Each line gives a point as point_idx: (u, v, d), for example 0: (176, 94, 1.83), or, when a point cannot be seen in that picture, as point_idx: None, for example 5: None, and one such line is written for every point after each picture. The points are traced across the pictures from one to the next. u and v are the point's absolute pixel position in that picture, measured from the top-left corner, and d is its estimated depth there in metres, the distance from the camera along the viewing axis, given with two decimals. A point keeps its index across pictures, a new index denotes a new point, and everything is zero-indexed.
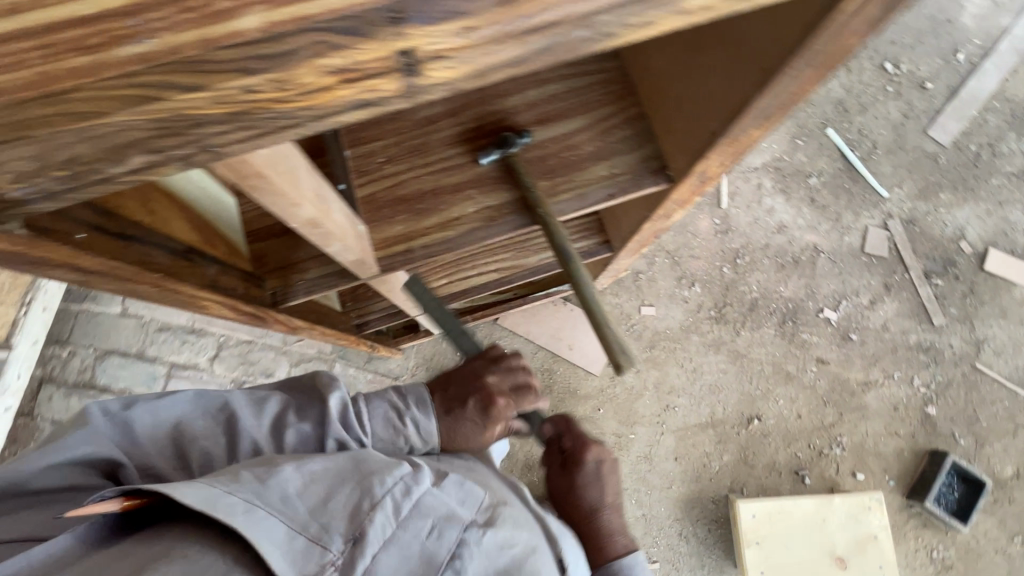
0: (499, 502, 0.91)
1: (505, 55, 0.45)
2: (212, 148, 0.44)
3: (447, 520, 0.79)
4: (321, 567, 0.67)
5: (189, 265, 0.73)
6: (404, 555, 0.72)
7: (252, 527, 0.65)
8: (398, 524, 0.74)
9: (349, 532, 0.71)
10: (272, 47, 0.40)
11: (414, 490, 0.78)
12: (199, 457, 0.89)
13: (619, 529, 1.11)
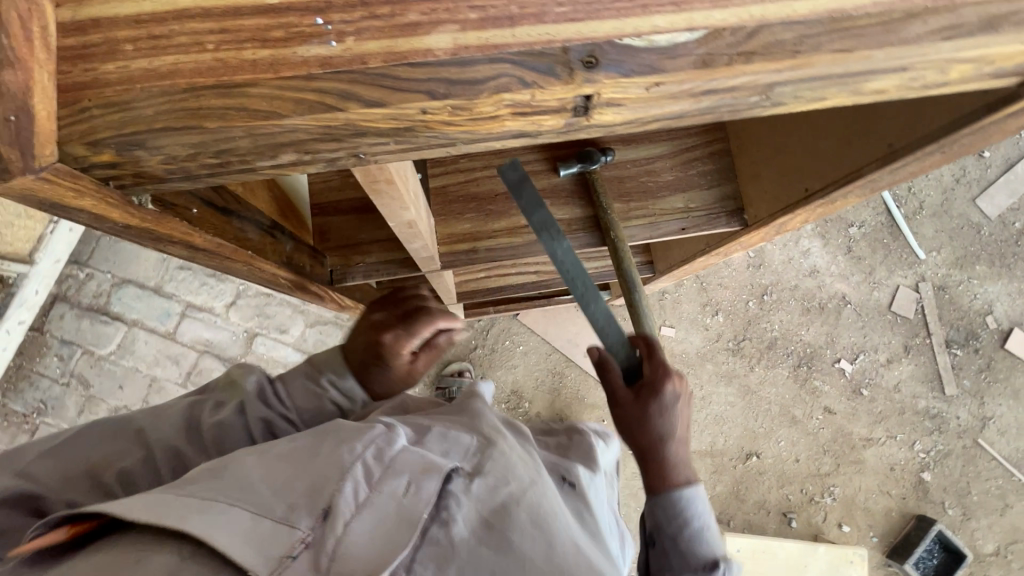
0: (496, 439, 0.71)
1: (675, 110, 0.43)
2: (360, 156, 0.43)
3: (424, 472, 0.61)
4: (289, 549, 0.52)
5: (272, 241, 0.72)
6: (381, 520, 0.56)
7: (208, 520, 0.51)
8: (372, 487, 0.58)
9: (317, 504, 0.55)
10: (460, 73, 0.38)
11: (382, 447, 0.62)
12: (117, 478, 0.69)
13: (684, 464, 0.78)
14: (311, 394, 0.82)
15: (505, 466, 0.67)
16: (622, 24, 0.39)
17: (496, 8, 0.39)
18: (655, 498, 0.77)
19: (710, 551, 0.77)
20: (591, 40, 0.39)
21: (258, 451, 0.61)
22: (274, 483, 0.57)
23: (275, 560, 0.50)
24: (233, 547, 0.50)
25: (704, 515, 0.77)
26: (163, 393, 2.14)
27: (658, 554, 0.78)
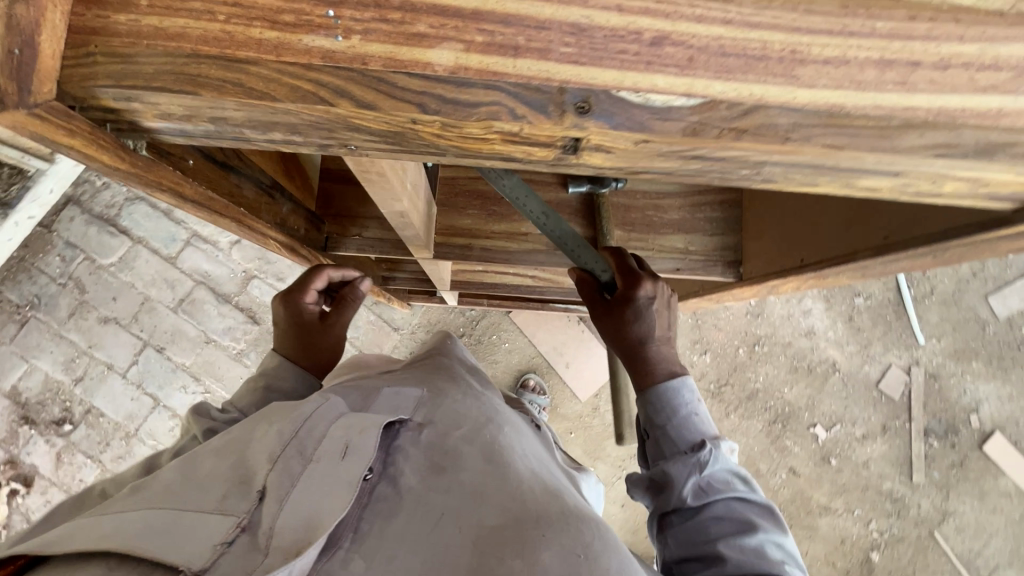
0: (440, 399, 0.71)
1: (653, 165, 0.45)
2: (352, 147, 0.45)
3: (362, 432, 0.58)
4: (222, 536, 0.46)
5: (268, 200, 0.74)
6: (324, 484, 0.52)
7: (127, 526, 0.45)
8: (309, 459, 0.54)
9: (250, 491, 0.50)
10: (456, 93, 0.39)
11: (313, 420, 0.58)
12: None
13: (665, 360, 0.89)
14: (250, 389, 0.83)
15: (450, 420, 0.67)
16: (622, 77, 0.40)
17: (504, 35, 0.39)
18: (643, 392, 0.88)
19: (698, 431, 0.84)
20: (587, 86, 0.40)
21: (184, 459, 0.55)
22: (203, 482, 0.51)
23: (211, 548, 0.44)
24: (161, 543, 0.43)
25: (690, 401, 0.86)
26: (153, 313, 2.17)
27: (653, 443, 0.87)
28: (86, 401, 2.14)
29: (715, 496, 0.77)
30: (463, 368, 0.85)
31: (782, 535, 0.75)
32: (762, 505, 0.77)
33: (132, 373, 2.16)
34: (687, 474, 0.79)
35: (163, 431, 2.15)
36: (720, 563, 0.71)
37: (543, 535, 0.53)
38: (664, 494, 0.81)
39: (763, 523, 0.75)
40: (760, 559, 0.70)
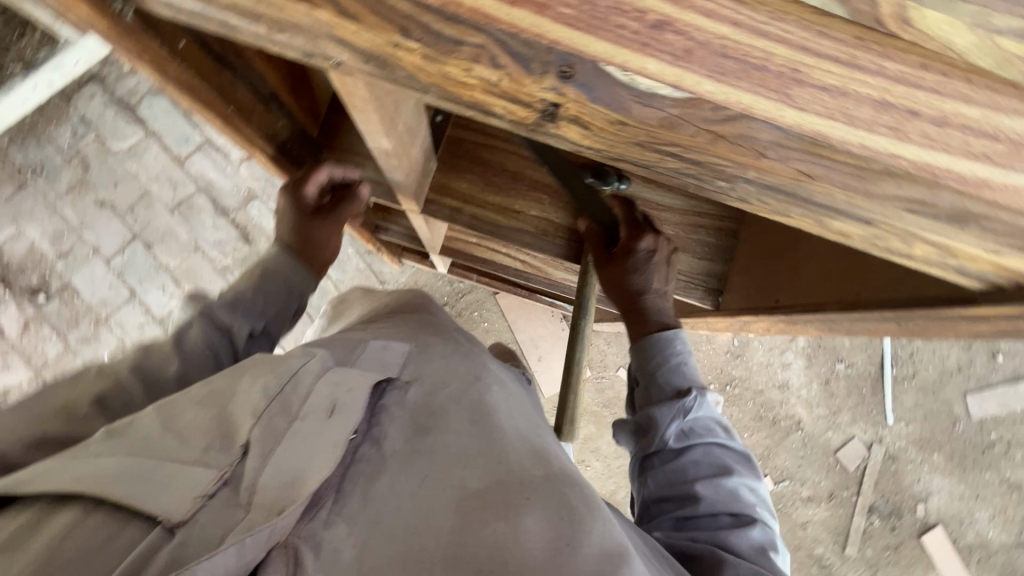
0: (430, 355, 0.64)
1: (630, 153, 0.45)
2: (335, 64, 0.44)
3: (349, 390, 0.52)
4: (205, 488, 0.42)
5: (262, 108, 0.76)
6: (306, 445, 0.46)
7: (111, 476, 0.42)
8: (295, 416, 0.47)
9: (233, 444, 0.45)
10: (441, 26, 0.38)
11: (299, 375, 0.50)
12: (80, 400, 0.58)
13: (663, 317, 0.89)
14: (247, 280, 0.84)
15: (437, 378, 0.60)
16: (615, 51, 0.39)
17: None
18: (636, 343, 0.87)
19: (685, 380, 0.82)
20: (575, 51, 0.38)
21: (163, 403, 0.49)
22: (186, 431, 0.46)
23: (191, 501, 0.41)
24: (142, 501, 0.41)
25: (681, 351, 0.84)
26: (149, 208, 2.18)
27: (640, 390, 0.85)
28: (65, 278, 2.15)
29: (694, 441, 0.77)
30: (464, 329, 0.79)
31: (758, 479, 0.77)
32: (742, 450, 0.78)
33: (115, 261, 2.16)
34: (668, 420, 0.78)
35: (132, 325, 2.15)
36: (695, 504, 0.73)
37: (532, 501, 0.49)
38: (644, 439, 0.80)
39: (742, 468, 0.76)
40: (733, 502, 0.72)
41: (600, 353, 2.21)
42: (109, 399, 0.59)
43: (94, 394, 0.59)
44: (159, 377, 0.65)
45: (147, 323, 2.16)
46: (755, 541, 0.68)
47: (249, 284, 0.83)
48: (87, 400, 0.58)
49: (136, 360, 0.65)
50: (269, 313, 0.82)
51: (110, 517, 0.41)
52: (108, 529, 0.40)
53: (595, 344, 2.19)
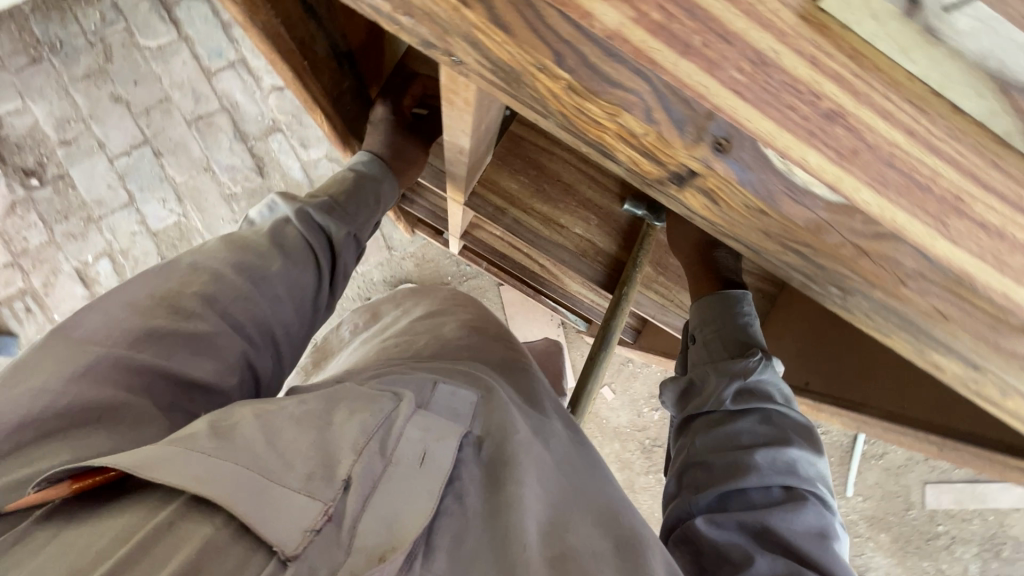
0: (498, 402, 0.67)
1: (749, 236, 0.41)
2: (456, 62, 0.39)
3: (438, 439, 0.56)
4: (312, 522, 0.45)
5: (334, 67, 0.67)
6: (400, 490, 0.50)
7: (227, 489, 0.44)
8: (390, 459, 0.51)
9: (334, 477, 0.48)
10: (599, 60, 0.33)
11: (393, 418, 0.55)
12: (196, 303, 0.62)
13: (727, 268, 0.92)
14: (341, 183, 0.89)
15: (506, 426, 0.63)
16: (779, 134, 0.35)
17: (682, 25, 0.34)
18: (699, 300, 0.90)
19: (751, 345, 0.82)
20: (737, 123, 0.34)
21: (264, 415, 0.53)
22: (288, 453, 0.49)
23: (300, 534, 0.44)
24: (259, 526, 0.43)
25: (747, 316, 0.87)
26: (166, 115, 2.07)
27: (699, 347, 0.87)
28: (63, 167, 2.05)
29: (753, 405, 0.74)
30: (524, 377, 0.80)
31: (818, 458, 0.71)
32: (802, 423, 0.73)
33: (119, 162, 2.06)
34: (727, 380, 0.78)
35: (124, 232, 2.06)
36: (744, 473, 0.67)
37: (605, 568, 0.51)
38: (699, 397, 0.80)
39: (800, 441, 0.71)
40: (790, 474, 0.67)
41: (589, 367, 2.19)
42: (214, 296, 0.64)
43: (195, 291, 0.63)
44: (261, 272, 0.69)
45: (140, 234, 2.07)
46: (809, 521, 0.62)
47: (348, 191, 0.88)
48: (191, 296, 0.62)
49: (232, 254, 0.69)
50: (361, 219, 0.88)
51: (233, 536, 0.43)
52: (234, 549, 0.43)
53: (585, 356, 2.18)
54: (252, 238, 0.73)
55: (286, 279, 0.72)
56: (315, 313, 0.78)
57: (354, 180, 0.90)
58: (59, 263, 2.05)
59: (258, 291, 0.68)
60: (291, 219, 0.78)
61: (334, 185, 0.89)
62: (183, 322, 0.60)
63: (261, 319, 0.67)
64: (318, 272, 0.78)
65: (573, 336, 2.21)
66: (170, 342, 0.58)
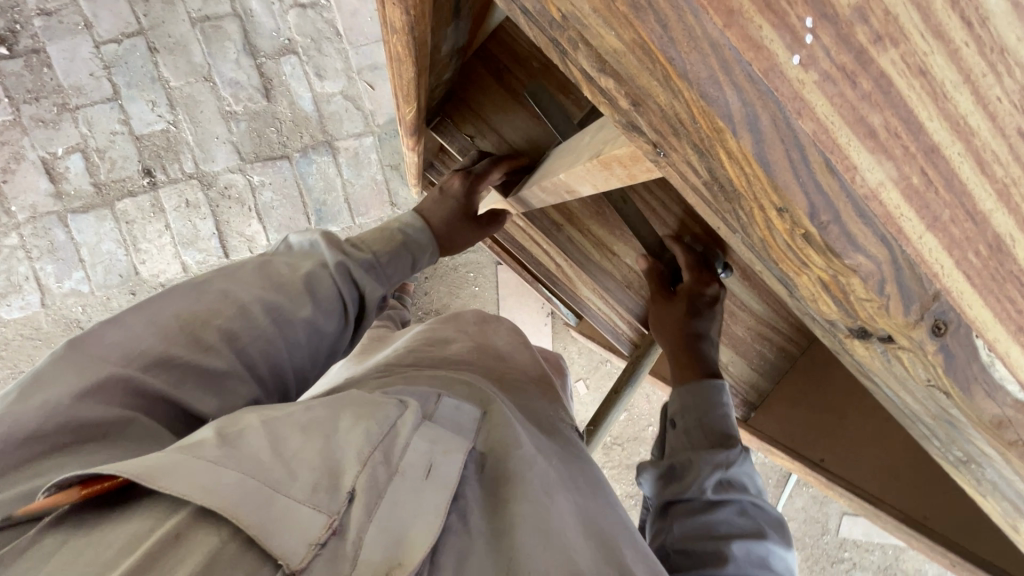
0: (502, 415, 0.58)
1: (902, 393, 0.39)
2: (659, 153, 0.35)
3: (445, 452, 0.49)
4: (317, 534, 0.38)
5: (446, 62, 0.62)
6: (409, 504, 0.43)
7: (228, 497, 0.37)
8: (395, 470, 0.44)
9: (339, 489, 0.41)
10: (849, 219, 0.31)
11: (398, 427, 0.47)
12: (220, 338, 0.54)
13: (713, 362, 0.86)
14: (386, 239, 0.78)
15: (511, 442, 0.54)
16: (992, 324, 0.33)
17: (938, 196, 0.31)
18: (682, 385, 0.83)
19: (729, 434, 0.76)
20: (959, 309, 0.32)
21: (270, 419, 0.45)
22: (293, 461, 0.42)
23: (306, 548, 0.37)
24: (264, 538, 0.36)
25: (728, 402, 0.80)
26: (169, 8, 1.85)
27: (678, 433, 0.79)
28: (39, 41, 1.82)
29: (732, 495, 0.69)
30: (541, 399, 0.71)
31: (789, 551, 0.68)
32: (774, 517, 0.70)
33: (106, 50, 1.84)
34: (710, 467, 0.71)
35: (102, 129, 1.87)
36: (724, 563, 0.62)
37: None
38: (676, 483, 0.73)
39: (774, 534, 0.68)
40: (762, 567, 0.64)
41: (569, 359, 2.20)
42: (237, 332, 0.56)
43: (220, 323, 0.55)
44: (289, 316, 0.61)
45: (121, 134, 1.88)
46: None
47: (390, 250, 0.77)
48: (213, 328, 0.54)
49: (266, 288, 0.61)
50: (395, 281, 0.78)
51: (240, 548, 0.37)
52: (242, 564, 0.36)
53: (567, 348, 2.20)
54: (289, 276, 0.64)
55: (311, 326, 0.63)
56: (331, 360, 0.70)
57: (400, 243, 0.79)
58: (23, 148, 1.86)
59: (281, 337, 0.60)
60: (331, 271, 0.68)
61: (376, 236, 0.78)
62: (200, 355, 0.53)
63: (277, 364, 0.60)
64: (343, 321, 0.69)
65: (559, 327, 2.20)
66: (183, 373, 0.52)
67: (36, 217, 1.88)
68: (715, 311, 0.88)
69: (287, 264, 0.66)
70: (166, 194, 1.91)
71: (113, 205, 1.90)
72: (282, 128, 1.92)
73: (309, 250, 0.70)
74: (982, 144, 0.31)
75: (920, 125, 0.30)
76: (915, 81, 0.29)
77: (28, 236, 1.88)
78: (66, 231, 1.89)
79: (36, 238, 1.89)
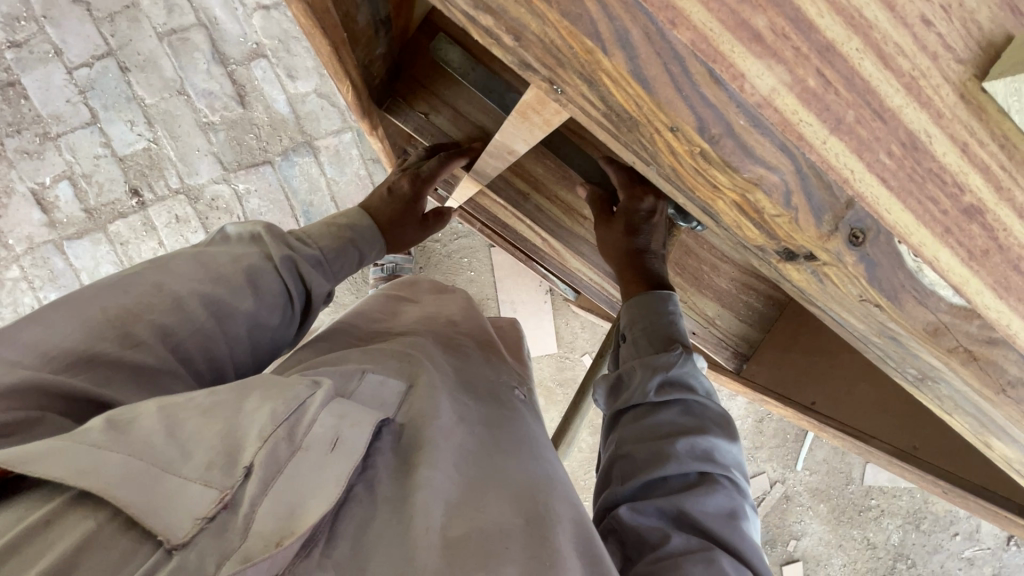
0: (424, 387, 0.61)
1: (843, 314, 0.38)
2: (558, 91, 0.33)
3: (353, 424, 0.49)
4: (204, 510, 0.40)
5: (371, 35, 0.61)
6: (308, 477, 0.44)
7: (108, 478, 0.39)
8: (298, 446, 0.45)
9: (236, 465, 0.42)
10: (745, 132, 0.30)
11: (306, 405, 0.47)
12: (152, 332, 0.56)
13: (660, 275, 0.86)
14: (334, 236, 0.81)
15: (426, 415, 0.57)
16: (914, 228, 0.31)
17: (839, 97, 0.29)
18: (630, 300, 0.84)
19: (675, 338, 0.78)
20: (878, 215, 0.31)
21: (167, 403, 0.46)
22: (186, 446, 0.43)
23: (190, 523, 0.39)
24: (144, 517, 0.38)
25: (674, 308, 0.81)
26: (134, 25, 1.84)
27: (628, 345, 0.81)
28: (13, 73, 1.84)
29: (673, 396, 0.71)
30: (483, 365, 0.75)
31: (735, 444, 0.68)
32: (719, 412, 0.70)
33: (79, 74, 1.85)
34: (650, 372, 0.73)
35: (86, 154, 1.89)
36: (662, 462, 0.64)
37: (511, 549, 0.46)
38: (624, 392, 0.75)
39: (717, 429, 0.68)
40: (705, 461, 0.64)
41: (573, 335, 2.19)
42: (171, 327, 0.58)
43: (151, 317, 0.57)
44: (229, 308, 0.63)
45: (105, 157, 1.90)
46: (720, 505, 0.61)
47: (337, 247, 0.80)
48: (146, 323, 0.56)
49: (202, 280, 0.62)
50: (343, 275, 0.82)
51: (118, 529, 0.39)
52: (118, 545, 0.38)
53: (571, 324, 2.19)
54: (230, 268, 0.65)
55: (252, 319, 0.65)
56: (274, 353, 0.72)
57: (347, 238, 0.82)
58: (12, 182, 1.89)
59: (220, 330, 0.62)
60: (275, 265, 0.70)
61: (325, 232, 0.81)
62: (131, 351, 0.54)
63: (216, 357, 0.61)
64: (289, 304, 0.71)
65: (560, 304, 2.19)
66: (111, 370, 0.53)
67: (34, 247, 1.92)
68: (654, 224, 0.86)
69: (226, 255, 0.67)
70: (155, 211, 1.94)
71: (105, 227, 1.92)
72: (260, 133, 1.93)
73: (251, 240, 0.72)
74: (883, 37, 0.29)
75: (811, 23, 0.28)
76: None
77: (29, 267, 1.93)
78: (64, 258, 1.93)
79: (36, 269, 1.93)
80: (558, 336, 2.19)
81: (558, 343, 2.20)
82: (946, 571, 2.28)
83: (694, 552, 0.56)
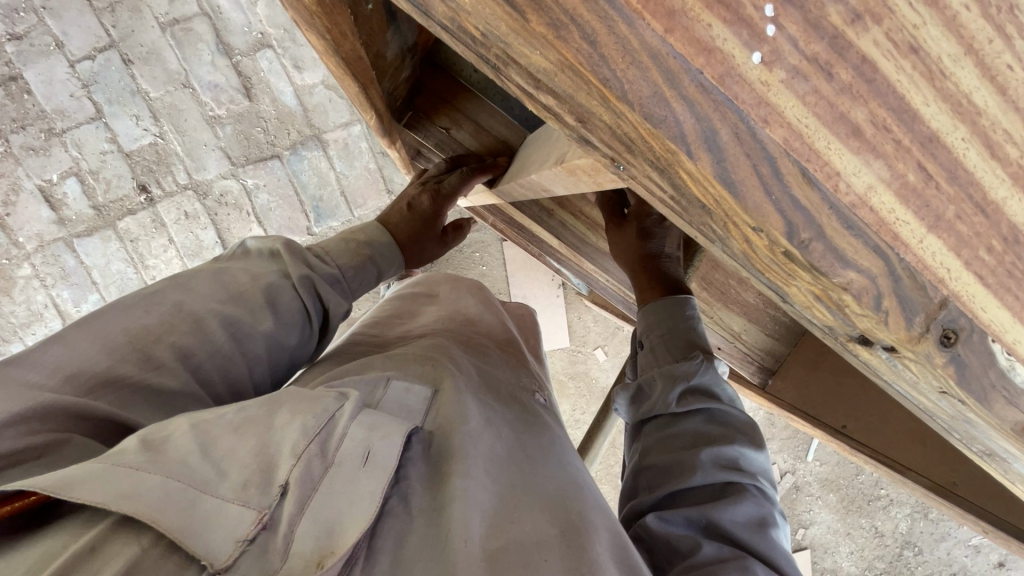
0: (451, 391, 0.59)
1: (912, 398, 0.36)
2: (619, 167, 0.31)
3: (384, 435, 0.47)
4: (244, 530, 0.38)
5: (398, 65, 0.59)
6: (345, 493, 0.42)
7: (145, 498, 0.37)
8: (331, 461, 0.43)
9: (272, 484, 0.41)
10: (834, 234, 0.27)
11: (336, 418, 0.46)
12: (174, 355, 0.54)
13: (677, 279, 0.83)
14: (352, 253, 0.79)
15: (457, 419, 0.56)
16: (1009, 324, 0.29)
17: (939, 191, 0.26)
18: (644, 306, 0.82)
19: (696, 344, 0.75)
20: (972, 314, 0.29)
21: (200, 421, 0.44)
22: (222, 464, 0.41)
23: (233, 545, 0.37)
24: (185, 538, 0.36)
25: (693, 312, 0.79)
26: (136, 15, 1.78)
27: (646, 352, 0.79)
28: (14, 67, 1.79)
29: (696, 405, 0.69)
30: (501, 363, 0.73)
31: (762, 453, 0.67)
32: (746, 420, 0.69)
33: (82, 68, 1.81)
34: (671, 384, 0.71)
35: (92, 149, 1.86)
36: (690, 473, 0.63)
37: (550, 562, 0.45)
38: (645, 402, 0.74)
39: (743, 437, 0.67)
40: (734, 469, 0.63)
41: (585, 330, 2.18)
42: (193, 351, 0.56)
43: (174, 340, 0.55)
44: (249, 331, 0.60)
45: (112, 152, 1.87)
46: (753, 515, 0.60)
47: (356, 265, 0.78)
48: (167, 345, 0.54)
49: (224, 300, 0.60)
50: (361, 294, 0.79)
51: (160, 555, 0.36)
52: (163, 570, 0.36)
53: (582, 319, 2.18)
54: (248, 287, 0.63)
55: (272, 341, 0.63)
56: (292, 371, 0.70)
57: (366, 257, 0.80)
58: (19, 179, 1.86)
59: (239, 352, 0.59)
60: (294, 284, 0.67)
61: (343, 252, 0.78)
62: (152, 375, 0.52)
63: (237, 383, 0.59)
64: (307, 323, 0.68)
65: (571, 298, 2.17)
66: (133, 394, 0.51)
67: (44, 245, 1.91)
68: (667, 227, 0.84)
69: (245, 273, 0.65)
70: (165, 208, 1.92)
71: (115, 224, 1.91)
72: (268, 127, 1.88)
73: (272, 260, 0.69)
74: (992, 125, 0.26)
75: (915, 113, 0.25)
76: (905, 61, 0.25)
77: (40, 264, 1.92)
78: (75, 255, 1.93)
79: (47, 266, 1.92)
80: (570, 330, 2.18)
81: (570, 338, 2.18)
82: (953, 558, 2.29)
83: (727, 561, 0.55)
